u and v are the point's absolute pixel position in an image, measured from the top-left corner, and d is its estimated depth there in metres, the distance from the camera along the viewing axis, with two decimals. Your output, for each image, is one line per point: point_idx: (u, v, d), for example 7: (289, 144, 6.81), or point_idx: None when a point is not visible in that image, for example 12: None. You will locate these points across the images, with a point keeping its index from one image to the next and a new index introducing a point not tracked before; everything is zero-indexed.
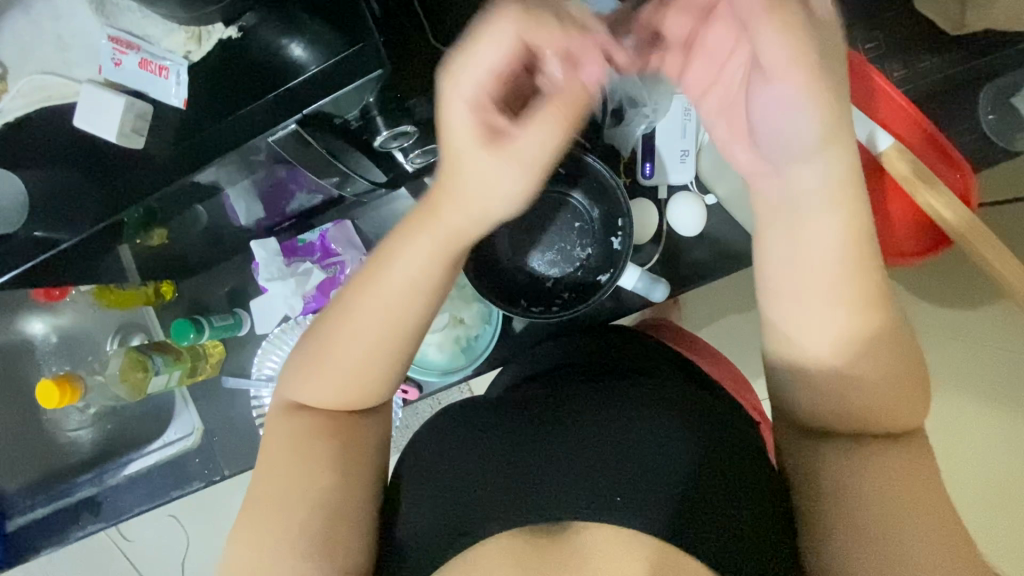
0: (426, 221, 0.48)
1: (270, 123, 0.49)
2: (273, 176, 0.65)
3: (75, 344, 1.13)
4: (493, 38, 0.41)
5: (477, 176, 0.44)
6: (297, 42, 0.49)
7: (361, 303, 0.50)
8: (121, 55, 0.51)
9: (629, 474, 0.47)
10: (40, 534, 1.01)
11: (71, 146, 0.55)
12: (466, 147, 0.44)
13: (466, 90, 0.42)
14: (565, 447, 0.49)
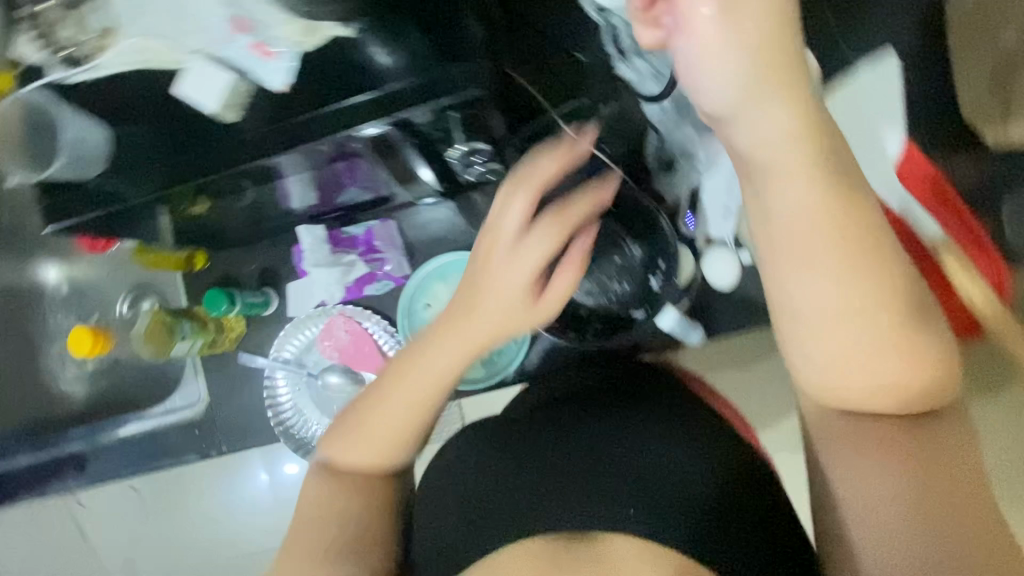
0: (453, 342, 0.59)
1: (358, 121, 0.53)
2: (336, 168, 0.67)
3: (83, 297, 1.15)
4: (542, 233, 0.54)
5: (525, 321, 0.58)
6: (392, 53, 0.53)
7: (392, 399, 0.60)
8: (234, 32, 0.51)
9: (640, 491, 0.54)
10: (19, 483, 1.00)
11: (153, 110, 0.57)
12: (513, 307, 0.57)
13: (524, 268, 0.55)
14: (585, 464, 0.57)
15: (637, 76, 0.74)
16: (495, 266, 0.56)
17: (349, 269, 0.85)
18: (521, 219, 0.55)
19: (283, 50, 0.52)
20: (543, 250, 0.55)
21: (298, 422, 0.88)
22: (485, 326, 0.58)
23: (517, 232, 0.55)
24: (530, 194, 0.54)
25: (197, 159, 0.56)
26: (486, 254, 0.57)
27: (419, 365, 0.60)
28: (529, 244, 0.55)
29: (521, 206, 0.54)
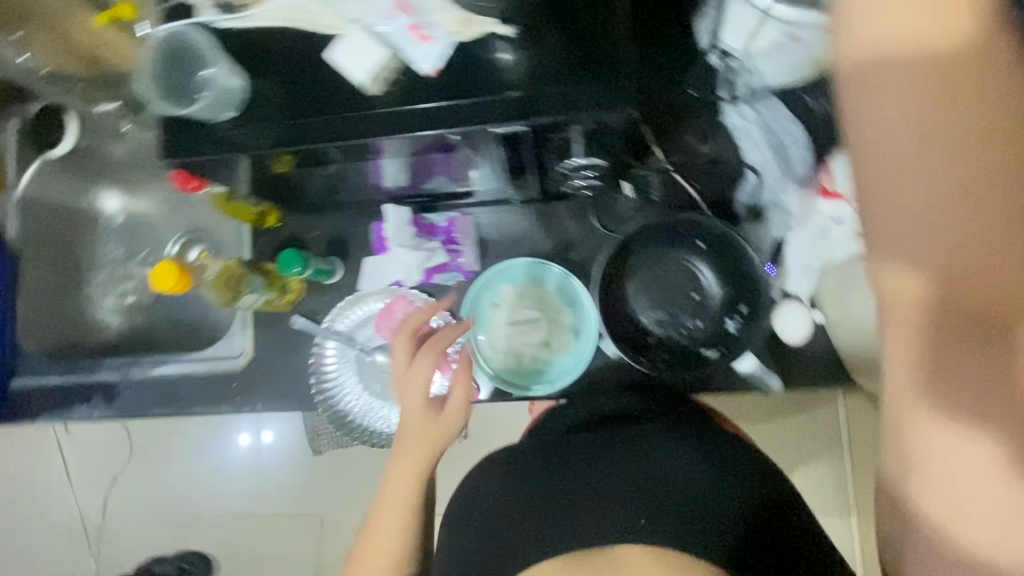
0: (398, 463, 0.71)
1: (495, 117, 0.53)
2: (433, 155, 0.69)
3: (135, 231, 1.15)
4: (419, 362, 0.70)
5: (438, 431, 0.71)
6: (511, 52, 0.54)
7: (380, 516, 0.71)
8: (397, 12, 0.53)
9: (647, 503, 0.67)
10: (39, 403, 0.99)
11: (294, 66, 0.58)
12: (423, 422, 0.70)
13: (411, 396, 0.70)
14: (587, 478, 0.71)
15: (747, 124, 0.76)
16: (402, 389, 0.70)
17: (428, 254, 0.83)
18: (404, 354, 0.71)
19: (438, 36, 0.53)
20: (429, 370, 0.69)
21: (337, 394, 0.87)
22: (417, 441, 0.70)
23: (406, 362, 0.71)
24: (407, 334, 0.72)
25: (321, 122, 0.56)
26: (396, 383, 0.71)
27: (384, 487, 0.72)
28: (418, 370, 0.70)
29: (403, 348, 0.71)
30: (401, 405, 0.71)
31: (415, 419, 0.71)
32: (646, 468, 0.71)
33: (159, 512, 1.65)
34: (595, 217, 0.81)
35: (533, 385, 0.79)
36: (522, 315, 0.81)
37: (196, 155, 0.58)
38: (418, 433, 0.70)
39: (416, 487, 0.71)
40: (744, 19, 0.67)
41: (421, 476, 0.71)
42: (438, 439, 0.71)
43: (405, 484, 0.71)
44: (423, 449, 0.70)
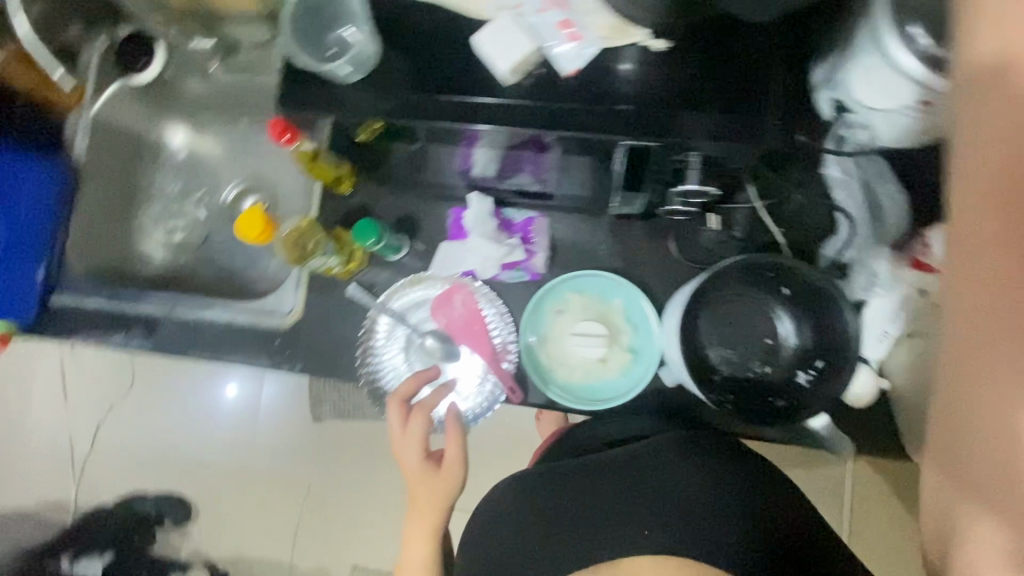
0: (415, 508, 0.79)
1: (631, 130, 0.53)
2: (534, 153, 0.68)
3: (195, 170, 1.13)
4: (413, 430, 0.79)
5: (436, 486, 0.79)
6: (630, 61, 0.54)
7: (408, 553, 0.79)
8: (549, 7, 0.53)
9: (654, 524, 0.69)
10: (76, 324, 0.97)
11: (435, 42, 0.57)
12: (423, 473, 0.79)
13: (413, 457, 0.79)
14: (599, 495, 0.72)
15: (847, 179, 0.75)
16: (401, 452, 0.79)
17: (506, 250, 0.82)
18: (398, 420, 0.80)
19: (586, 37, 0.53)
20: (421, 432, 0.78)
21: (381, 370, 0.88)
22: (423, 493, 0.79)
23: (401, 426, 0.79)
24: (397, 404, 0.80)
25: (450, 101, 0.55)
26: (394, 446, 0.80)
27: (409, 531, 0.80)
28: (408, 437, 0.79)
29: (395, 416, 0.80)
30: (408, 459, 0.79)
31: (421, 470, 0.79)
32: (652, 488, 0.72)
33: (149, 452, 1.62)
34: (674, 243, 0.80)
35: (568, 399, 0.79)
36: (584, 328, 0.79)
37: (314, 111, 0.57)
38: (426, 484, 0.79)
39: (432, 526, 0.79)
40: (879, 76, 0.62)
41: (436, 515, 0.79)
42: (439, 495, 0.78)
43: (423, 527, 0.79)
44: (435, 492, 0.79)
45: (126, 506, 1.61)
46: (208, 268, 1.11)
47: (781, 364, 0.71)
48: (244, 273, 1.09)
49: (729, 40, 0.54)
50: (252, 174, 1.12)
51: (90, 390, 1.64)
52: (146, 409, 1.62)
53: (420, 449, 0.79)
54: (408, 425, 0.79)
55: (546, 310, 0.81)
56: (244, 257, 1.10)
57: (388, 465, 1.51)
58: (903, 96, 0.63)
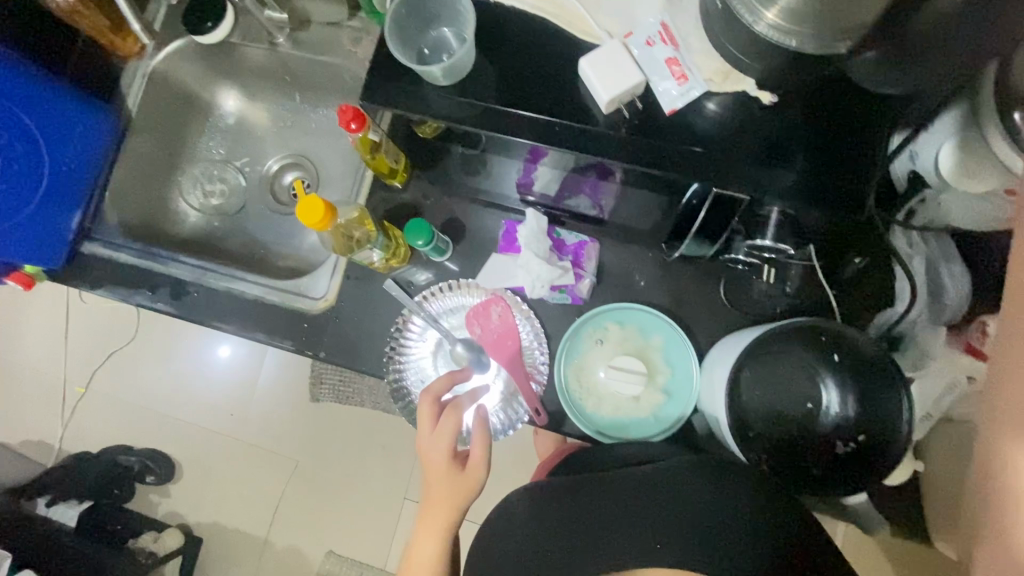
0: (431, 499, 0.75)
1: (726, 180, 0.52)
2: (606, 182, 0.66)
3: (242, 138, 1.12)
4: (444, 426, 0.74)
5: (457, 488, 0.74)
6: (718, 101, 0.53)
7: (418, 542, 0.75)
8: (658, 42, 0.53)
9: (664, 527, 0.59)
10: (102, 273, 0.96)
11: (531, 55, 0.55)
12: (445, 473, 0.74)
13: (439, 452, 0.74)
14: (611, 510, 0.62)
15: (911, 252, 0.72)
16: (426, 450, 0.75)
17: (558, 272, 0.79)
18: (428, 418, 0.75)
19: (691, 78, 0.52)
20: (451, 432, 0.74)
21: (407, 369, 0.86)
22: (441, 492, 0.74)
23: (431, 424, 0.75)
24: (429, 401, 0.75)
25: (537, 119, 0.54)
26: (420, 444, 0.75)
27: (422, 519, 0.76)
28: (437, 435, 0.74)
29: (426, 413, 0.75)
30: (431, 451, 0.74)
31: (445, 465, 0.74)
32: (660, 494, 0.63)
33: (142, 407, 1.60)
34: (724, 290, 0.78)
35: (580, 420, 0.78)
36: (623, 363, 0.77)
37: (396, 107, 0.56)
38: (449, 480, 0.74)
39: (447, 521, 0.74)
40: (963, 160, 0.61)
41: (452, 512, 0.74)
42: (456, 497, 0.74)
43: (438, 520, 0.75)
44: (458, 490, 0.74)
45: (110, 455, 1.54)
46: (238, 236, 1.09)
47: (817, 430, 0.71)
48: (273, 246, 1.07)
49: (830, 101, 0.52)
50: (298, 150, 1.11)
51: (96, 335, 1.63)
52: (147, 364, 1.61)
53: (448, 444, 0.74)
54: (439, 418, 0.75)
55: (586, 338, 0.80)
56: (276, 231, 1.09)
57: (379, 457, 1.49)
58: (987, 182, 0.62)
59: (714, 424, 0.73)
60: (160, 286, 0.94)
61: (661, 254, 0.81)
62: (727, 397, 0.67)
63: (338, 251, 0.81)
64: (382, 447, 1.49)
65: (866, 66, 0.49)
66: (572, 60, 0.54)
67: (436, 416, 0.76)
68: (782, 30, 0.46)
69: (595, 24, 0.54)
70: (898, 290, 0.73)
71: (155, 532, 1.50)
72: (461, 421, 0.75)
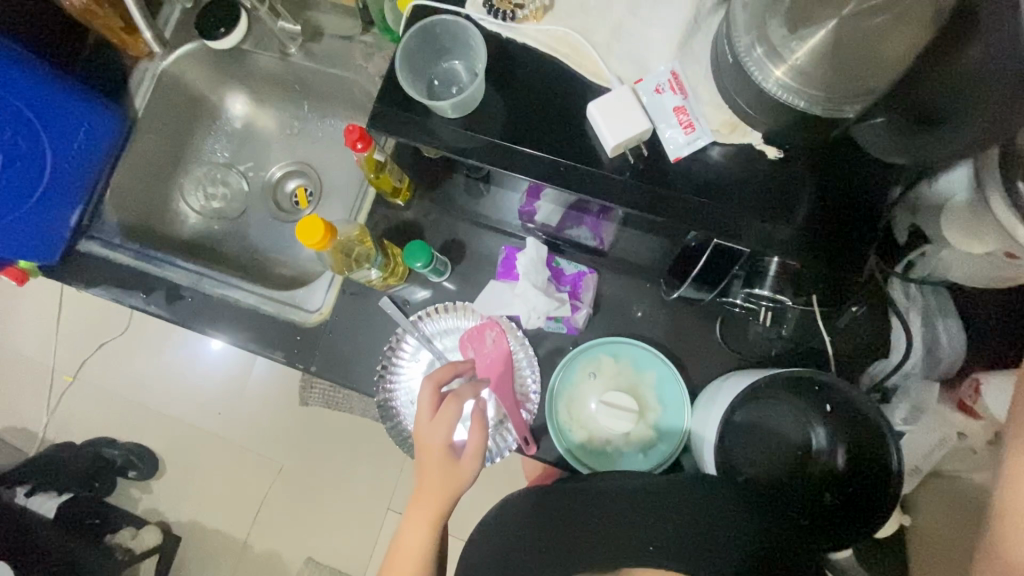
0: (421, 490, 0.73)
1: (732, 231, 0.52)
2: (606, 218, 0.67)
3: (248, 143, 1.12)
4: (443, 413, 0.72)
5: (450, 480, 0.72)
6: (724, 151, 0.53)
7: (404, 535, 0.73)
8: (667, 89, 0.53)
9: (656, 532, 0.59)
10: (97, 271, 0.95)
11: (542, 93, 0.55)
12: (441, 463, 0.71)
13: (435, 440, 0.71)
14: (602, 522, 0.62)
15: (908, 304, 0.73)
16: (423, 439, 0.72)
17: (555, 303, 0.79)
18: (428, 405, 0.73)
19: (699, 128, 0.52)
20: (452, 420, 0.71)
21: (397, 389, 0.85)
22: (433, 481, 0.72)
23: (430, 412, 0.72)
24: (431, 387, 0.73)
25: (541, 153, 0.54)
26: (417, 433, 0.73)
27: (411, 513, 0.73)
28: (437, 423, 0.71)
29: (426, 399, 0.73)
30: (426, 439, 0.72)
31: (440, 454, 0.71)
32: (657, 505, 0.62)
33: (128, 402, 1.58)
34: (720, 329, 0.79)
35: (557, 439, 0.78)
36: (615, 399, 0.76)
37: (402, 134, 0.56)
38: (443, 470, 0.71)
39: (435, 517, 0.72)
40: (963, 220, 0.62)
41: (441, 507, 0.72)
42: (449, 488, 0.71)
43: (426, 516, 0.72)
44: (448, 481, 0.72)
45: (93, 449, 1.52)
46: (238, 240, 1.09)
47: (807, 477, 0.70)
48: (271, 252, 1.07)
49: (841, 163, 0.52)
50: (303, 158, 1.11)
51: (87, 327, 1.62)
52: (137, 358, 1.59)
53: (446, 431, 0.71)
54: (439, 406, 0.73)
55: (577, 370, 0.80)
56: (277, 237, 1.09)
57: (365, 466, 1.48)
58: (985, 246, 0.62)
59: (701, 464, 0.73)
60: (158, 287, 0.93)
61: (658, 289, 0.81)
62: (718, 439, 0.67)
63: (336, 269, 0.81)
64: (369, 456, 1.48)
65: (878, 131, 0.48)
66: (581, 101, 0.55)
67: (436, 405, 0.73)
68: (791, 90, 0.47)
69: (607, 68, 0.54)
70: (894, 341, 0.74)
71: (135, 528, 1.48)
72: (462, 410, 0.72)
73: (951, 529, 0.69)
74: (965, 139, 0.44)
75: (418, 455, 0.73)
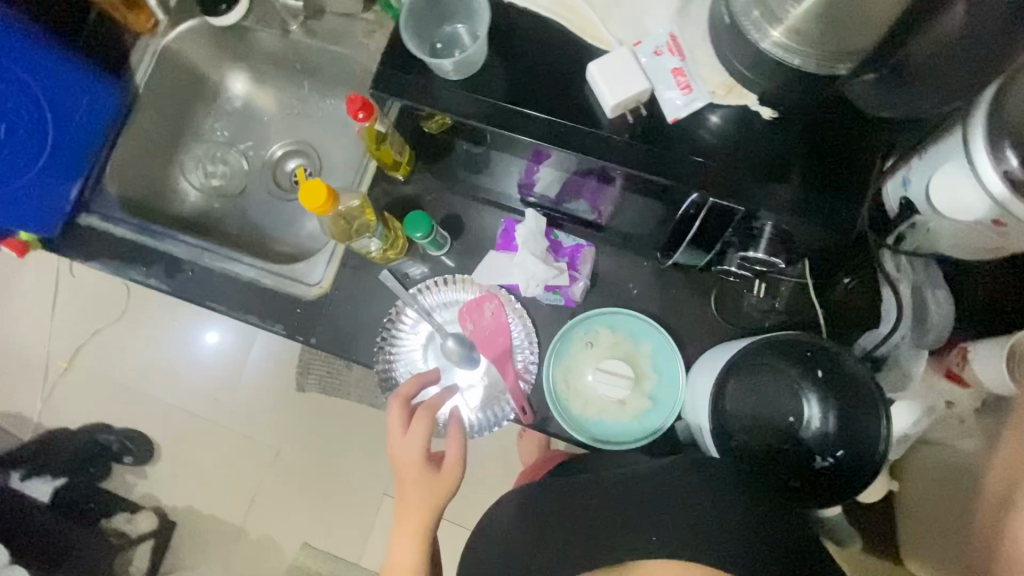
0: (406, 504, 0.73)
1: (728, 193, 0.53)
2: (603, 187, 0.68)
3: (249, 122, 1.12)
4: (414, 426, 0.74)
5: (432, 490, 0.73)
6: (722, 115, 0.54)
7: (394, 553, 0.73)
8: (666, 52, 0.54)
9: (662, 517, 0.59)
10: (99, 246, 0.96)
11: (543, 57, 0.57)
12: (419, 476, 0.73)
13: (410, 453, 0.73)
14: (608, 505, 0.63)
15: (899, 275, 0.74)
16: (400, 454, 0.74)
17: (553, 272, 0.80)
18: (399, 421, 0.75)
19: (696, 89, 0.53)
20: (423, 432, 0.74)
21: (397, 361, 0.86)
22: (415, 497, 0.73)
23: (402, 427, 0.75)
24: (399, 403, 0.75)
25: (542, 115, 0.55)
26: (393, 449, 0.74)
27: (400, 527, 0.73)
28: (411, 436, 0.73)
29: (396, 415, 0.75)
30: (404, 451, 0.74)
31: (419, 464, 0.73)
32: (662, 492, 0.63)
33: (126, 385, 1.58)
34: (716, 302, 0.80)
35: (574, 429, 0.78)
36: (614, 367, 0.78)
37: (407, 97, 0.57)
38: (423, 482, 0.73)
39: (421, 529, 0.72)
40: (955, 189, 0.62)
41: (428, 517, 0.72)
42: (432, 499, 0.73)
43: (415, 527, 0.72)
44: (431, 491, 0.73)
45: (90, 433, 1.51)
46: (238, 218, 1.09)
47: (800, 444, 0.71)
48: (271, 231, 1.08)
49: (831, 120, 0.53)
50: (304, 137, 1.12)
51: (83, 311, 1.61)
52: (134, 341, 1.59)
53: (420, 444, 0.73)
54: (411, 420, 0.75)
55: (575, 341, 0.81)
56: (277, 215, 1.09)
57: (361, 453, 1.48)
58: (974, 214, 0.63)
59: (696, 432, 0.75)
60: (159, 262, 0.94)
61: (655, 262, 0.82)
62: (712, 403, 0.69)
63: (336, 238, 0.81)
64: (364, 442, 1.49)
65: (865, 89, 0.49)
66: (582, 64, 0.56)
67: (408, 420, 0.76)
68: (785, 49, 0.48)
69: (606, 31, 0.55)
70: (885, 311, 0.75)
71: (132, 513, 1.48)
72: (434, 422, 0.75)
73: (941, 495, 0.71)
74: (938, 92, 0.47)
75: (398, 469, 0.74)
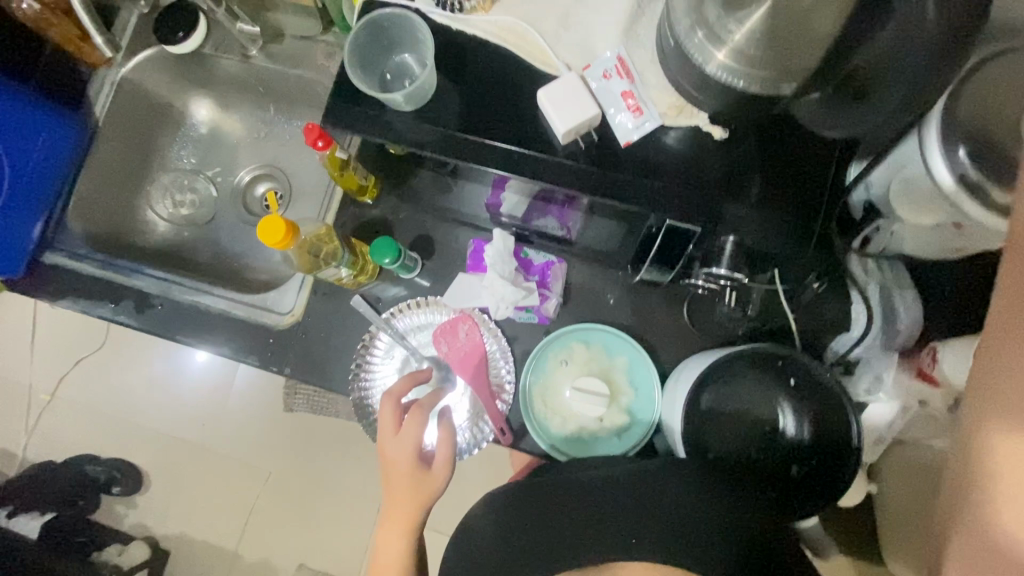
0: (394, 502, 0.71)
1: (685, 214, 0.53)
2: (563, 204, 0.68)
3: (215, 147, 1.11)
4: (409, 427, 0.70)
5: (421, 490, 0.70)
6: (675, 132, 0.54)
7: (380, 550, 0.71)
8: (615, 75, 0.54)
9: (628, 522, 0.59)
10: (65, 283, 0.94)
11: (493, 82, 0.56)
12: (409, 477, 0.70)
13: (403, 452, 0.70)
14: (575, 510, 0.62)
15: (865, 278, 0.75)
16: (390, 453, 0.71)
17: (522, 292, 0.80)
18: (390, 421, 0.72)
19: (647, 111, 0.53)
20: (416, 433, 0.70)
21: (373, 386, 0.85)
22: (404, 496, 0.70)
23: (394, 426, 0.71)
24: (392, 403, 0.72)
25: (494, 140, 0.54)
26: (383, 448, 0.71)
27: (387, 525, 0.71)
28: (403, 438, 0.70)
29: (388, 415, 0.72)
30: (394, 451, 0.71)
31: (411, 464, 0.70)
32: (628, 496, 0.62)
33: (109, 417, 1.56)
34: (687, 311, 0.80)
35: (545, 442, 0.78)
36: (589, 384, 0.77)
37: (358, 128, 0.56)
38: (412, 481, 0.70)
39: (411, 527, 0.71)
40: (915, 191, 0.63)
41: (416, 516, 0.70)
42: (420, 498, 0.70)
43: (404, 526, 0.71)
44: (419, 491, 0.70)
45: (74, 466, 1.49)
46: (209, 245, 1.08)
47: (775, 451, 0.72)
48: (242, 257, 1.06)
49: (783, 137, 0.53)
50: (270, 160, 1.10)
51: (62, 344, 1.59)
52: (114, 372, 1.57)
53: (413, 444, 0.70)
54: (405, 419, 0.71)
55: (550, 357, 0.81)
56: (247, 241, 1.08)
57: (348, 470, 1.47)
58: (933, 217, 0.63)
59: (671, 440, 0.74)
60: (127, 298, 0.92)
61: (626, 274, 0.82)
62: (685, 415, 0.68)
63: (303, 269, 0.80)
64: (353, 457, 1.48)
65: (813, 106, 0.50)
66: (532, 89, 0.55)
67: (399, 420, 0.72)
68: (729, 70, 0.48)
69: (553, 54, 0.55)
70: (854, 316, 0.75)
71: (120, 545, 1.46)
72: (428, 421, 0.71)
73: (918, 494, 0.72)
74: (888, 112, 0.46)
75: (387, 467, 0.72)
